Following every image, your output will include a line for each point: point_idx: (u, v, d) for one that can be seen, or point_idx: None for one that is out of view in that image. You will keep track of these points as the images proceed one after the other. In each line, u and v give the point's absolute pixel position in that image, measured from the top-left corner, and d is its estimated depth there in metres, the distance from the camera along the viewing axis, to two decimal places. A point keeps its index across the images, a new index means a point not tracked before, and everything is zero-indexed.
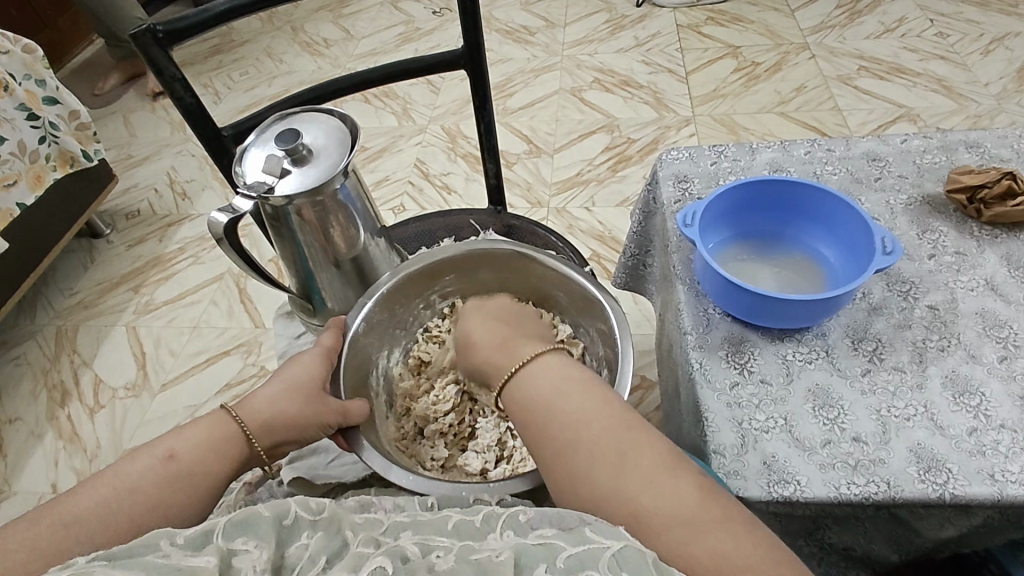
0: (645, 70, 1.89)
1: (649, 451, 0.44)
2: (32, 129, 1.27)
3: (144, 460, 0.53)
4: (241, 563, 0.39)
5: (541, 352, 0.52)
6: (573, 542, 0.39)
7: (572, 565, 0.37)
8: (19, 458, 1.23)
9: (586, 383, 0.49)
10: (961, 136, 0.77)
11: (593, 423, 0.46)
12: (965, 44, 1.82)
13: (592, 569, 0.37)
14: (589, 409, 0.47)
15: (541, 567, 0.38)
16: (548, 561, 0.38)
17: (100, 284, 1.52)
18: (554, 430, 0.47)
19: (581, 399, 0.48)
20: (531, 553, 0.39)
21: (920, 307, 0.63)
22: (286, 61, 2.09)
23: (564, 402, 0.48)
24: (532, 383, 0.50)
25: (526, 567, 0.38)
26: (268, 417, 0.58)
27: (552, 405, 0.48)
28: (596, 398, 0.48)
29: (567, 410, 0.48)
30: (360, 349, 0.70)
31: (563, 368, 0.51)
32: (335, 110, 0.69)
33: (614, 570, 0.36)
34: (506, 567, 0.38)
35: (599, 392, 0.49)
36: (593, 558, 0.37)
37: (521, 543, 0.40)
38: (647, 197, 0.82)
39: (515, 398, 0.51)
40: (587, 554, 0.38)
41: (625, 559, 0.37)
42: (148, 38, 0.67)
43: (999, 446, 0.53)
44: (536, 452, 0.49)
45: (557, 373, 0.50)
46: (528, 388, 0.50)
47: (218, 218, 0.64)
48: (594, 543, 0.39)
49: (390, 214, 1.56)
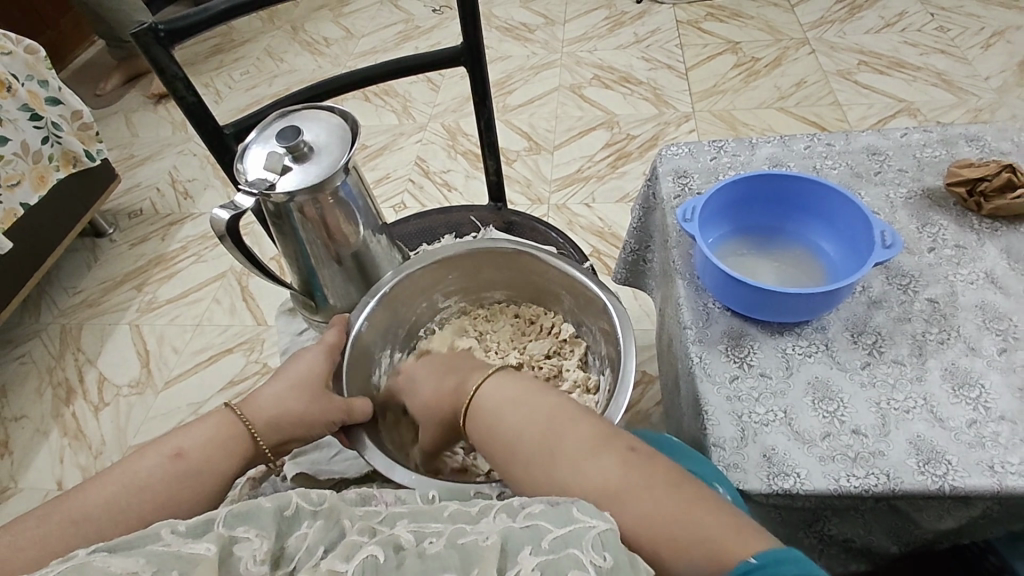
0: (645, 67, 1.89)
1: (578, 438, 0.49)
2: (35, 129, 1.28)
3: (152, 458, 0.53)
4: (242, 552, 0.40)
5: (488, 373, 0.57)
6: (558, 523, 0.40)
7: (556, 546, 0.38)
8: (24, 456, 1.23)
9: (526, 393, 0.54)
10: (960, 129, 0.77)
11: (535, 423, 0.51)
12: (966, 38, 1.82)
13: (575, 548, 0.38)
14: (527, 415, 0.52)
15: (525, 549, 0.38)
16: (532, 543, 0.39)
17: (103, 282, 1.53)
18: (503, 440, 0.52)
19: (523, 408, 0.53)
20: (517, 537, 0.40)
21: (920, 300, 0.63)
22: (287, 60, 2.09)
23: (507, 414, 0.53)
24: (480, 402, 0.55)
25: (511, 552, 0.39)
26: (274, 416, 0.59)
27: (499, 420, 0.53)
28: (534, 405, 0.52)
29: (509, 420, 0.53)
30: (363, 347, 0.70)
31: (504, 383, 0.56)
32: (335, 107, 0.69)
33: (598, 550, 0.37)
34: (492, 552, 0.38)
35: (537, 398, 0.53)
36: (577, 537, 0.38)
37: (508, 526, 0.41)
38: (647, 193, 0.82)
39: (468, 419, 0.56)
40: (571, 534, 0.39)
41: (609, 540, 0.38)
42: (150, 38, 0.67)
43: (999, 437, 0.53)
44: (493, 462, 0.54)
45: (500, 388, 0.55)
46: (478, 407, 0.55)
47: (220, 215, 0.64)
48: (579, 523, 0.39)
49: (390, 212, 1.57)
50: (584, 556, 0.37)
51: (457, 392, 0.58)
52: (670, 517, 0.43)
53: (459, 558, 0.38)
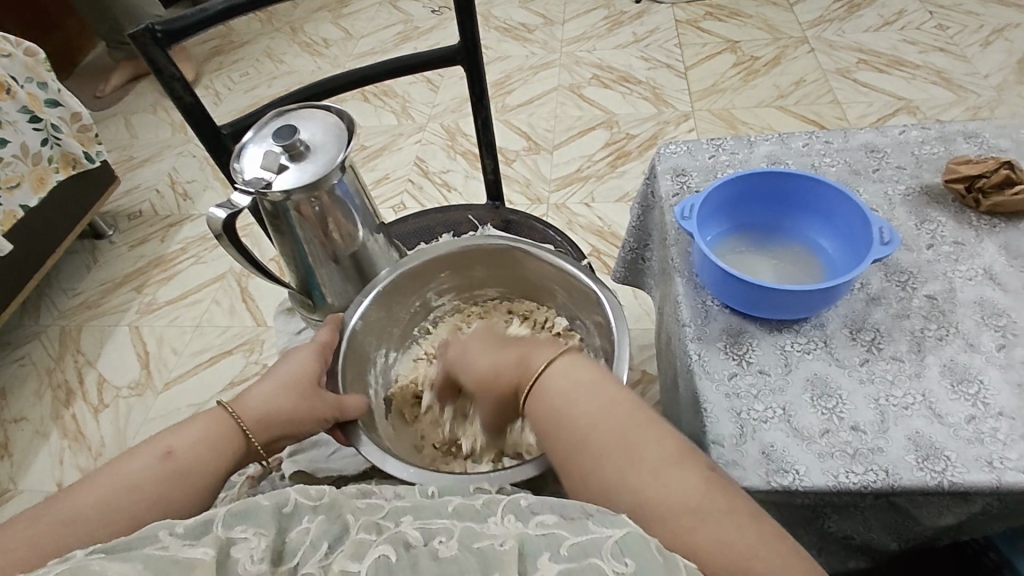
0: (644, 66, 1.89)
1: (659, 446, 0.45)
2: (34, 131, 1.28)
3: (143, 459, 0.53)
4: (239, 553, 0.40)
5: (561, 351, 0.53)
6: (574, 531, 0.39)
7: (575, 554, 0.38)
8: (24, 458, 1.23)
9: (601, 382, 0.50)
10: (959, 126, 0.77)
11: (610, 420, 0.48)
12: (965, 36, 1.82)
13: (595, 557, 0.37)
14: (601, 408, 0.49)
15: (545, 556, 0.38)
16: (550, 549, 0.38)
17: (103, 284, 1.53)
18: (569, 424, 0.49)
19: (599, 397, 0.49)
20: (533, 543, 0.39)
21: (919, 296, 0.63)
22: (286, 61, 2.10)
23: (577, 403, 0.49)
24: (550, 381, 0.52)
25: (531, 557, 0.38)
26: (264, 414, 0.59)
27: (566, 403, 0.50)
28: (610, 395, 0.49)
29: (579, 409, 0.49)
30: (359, 345, 0.70)
31: (578, 367, 0.52)
32: (331, 107, 0.69)
33: (616, 557, 0.37)
34: (511, 556, 0.38)
35: (615, 391, 0.50)
36: (595, 546, 0.38)
37: (523, 533, 0.40)
38: (645, 191, 0.82)
39: (530, 395, 0.52)
40: (589, 543, 0.38)
41: (628, 545, 0.37)
42: (147, 38, 0.67)
43: (997, 433, 0.53)
44: (550, 450, 0.50)
45: (573, 372, 0.52)
46: (546, 385, 0.52)
47: (217, 214, 0.64)
48: (596, 532, 0.39)
49: (390, 212, 1.57)
50: (604, 565, 0.36)
51: (522, 364, 0.54)
52: (754, 549, 0.40)
53: (476, 561, 0.38)
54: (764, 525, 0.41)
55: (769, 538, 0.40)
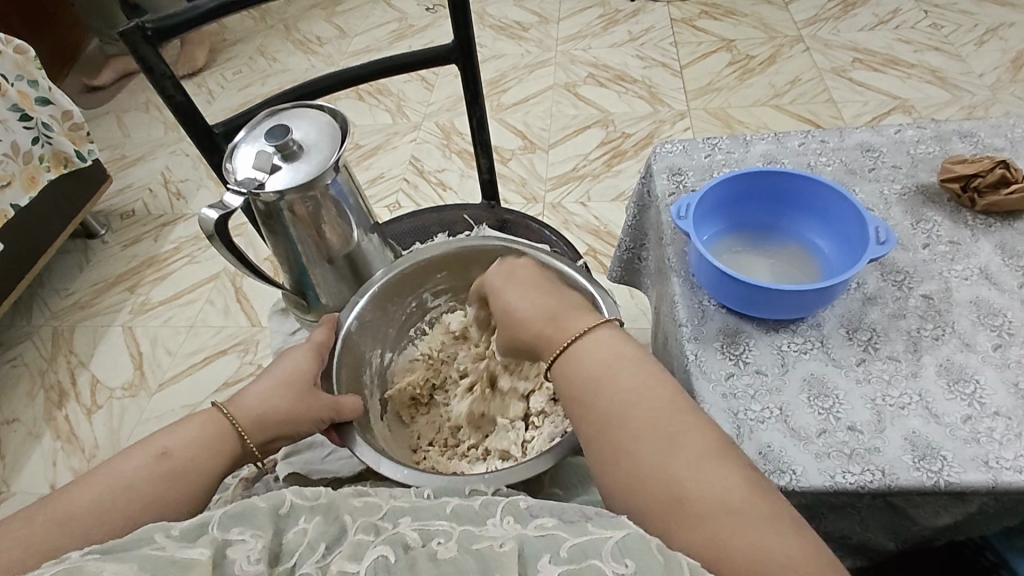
0: (640, 65, 1.89)
1: (700, 438, 0.44)
2: (25, 129, 1.27)
3: (137, 458, 0.53)
4: (236, 553, 0.39)
5: (602, 326, 0.53)
6: (574, 533, 0.39)
7: (576, 555, 0.37)
8: (16, 459, 1.22)
9: (642, 362, 0.50)
10: (955, 125, 0.77)
11: (650, 404, 0.47)
12: (959, 35, 1.82)
13: (595, 558, 0.37)
14: (642, 390, 0.48)
15: (544, 558, 0.38)
16: (550, 551, 0.38)
17: (96, 284, 1.52)
18: (604, 395, 0.48)
19: (640, 375, 0.49)
20: (533, 545, 0.39)
21: (915, 296, 0.63)
22: (280, 59, 2.09)
23: (617, 382, 0.49)
24: (589, 353, 0.51)
25: (530, 560, 0.38)
26: (260, 413, 0.59)
27: (603, 377, 0.49)
28: (650, 376, 0.49)
29: (619, 388, 0.48)
30: (354, 346, 0.70)
31: (620, 344, 0.52)
32: (325, 106, 0.69)
33: (617, 558, 0.37)
34: (510, 557, 0.38)
35: (657, 375, 0.49)
36: (595, 547, 0.37)
37: (523, 534, 0.40)
38: (642, 190, 0.82)
39: (562, 362, 0.52)
40: (589, 544, 0.38)
41: (627, 545, 0.37)
42: (137, 36, 0.66)
43: (993, 433, 0.53)
44: (581, 422, 0.49)
45: (614, 349, 0.51)
46: (585, 356, 0.51)
47: (208, 215, 0.64)
48: (596, 533, 0.39)
49: (385, 212, 1.56)
50: (604, 566, 0.36)
51: (556, 326, 0.54)
52: (789, 552, 0.38)
53: (474, 562, 0.38)
54: (801, 530, 0.40)
55: (806, 544, 0.39)
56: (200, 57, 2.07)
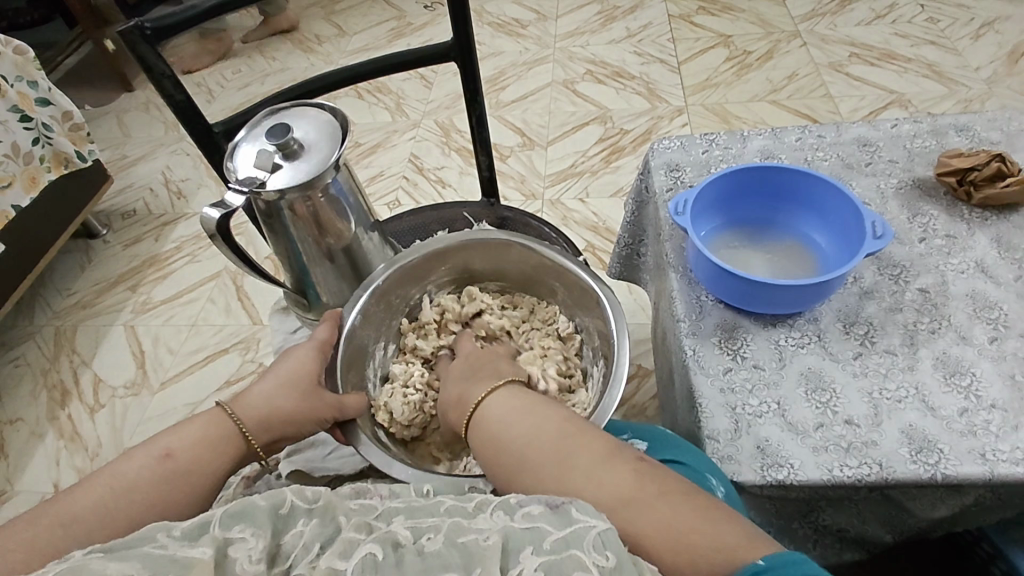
0: (638, 61, 1.89)
1: (590, 450, 0.47)
2: (25, 130, 1.27)
3: (141, 459, 0.53)
4: (237, 553, 0.40)
5: (497, 383, 0.55)
6: (559, 524, 0.39)
7: (558, 547, 0.38)
8: (20, 458, 1.23)
9: (534, 404, 0.52)
10: (951, 119, 0.78)
11: (541, 439, 0.49)
12: (956, 29, 1.82)
13: (576, 549, 0.37)
14: (532, 429, 0.50)
15: (527, 549, 0.38)
16: (534, 543, 0.38)
17: (97, 283, 1.52)
18: (506, 446, 0.50)
19: (531, 419, 0.51)
20: (517, 537, 0.39)
21: (912, 290, 0.63)
22: (279, 58, 2.09)
23: (511, 430, 0.51)
24: (484, 412, 0.54)
25: (513, 551, 0.38)
26: (264, 415, 0.60)
27: (502, 428, 0.51)
28: (541, 415, 0.51)
29: (514, 435, 0.50)
30: (358, 340, 0.71)
31: (511, 393, 0.54)
32: (325, 104, 0.69)
33: (599, 550, 0.37)
34: (493, 550, 0.38)
35: (542, 410, 0.52)
36: (578, 538, 0.38)
37: (508, 526, 0.40)
38: (640, 187, 0.82)
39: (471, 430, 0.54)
40: (572, 535, 0.38)
41: (609, 539, 0.38)
42: (136, 35, 0.66)
43: (990, 425, 0.54)
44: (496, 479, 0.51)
45: (506, 399, 0.54)
46: (485, 415, 0.53)
47: (210, 214, 0.64)
48: (579, 523, 0.39)
49: (384, 210, 1.57)
50: (585, 558, 0.37)
51: (461, 402, 0.56)
52: (682, 521, 0.41)
53: (459, 557, 0.38)
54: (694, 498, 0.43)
55: (696, 508, 0.42)
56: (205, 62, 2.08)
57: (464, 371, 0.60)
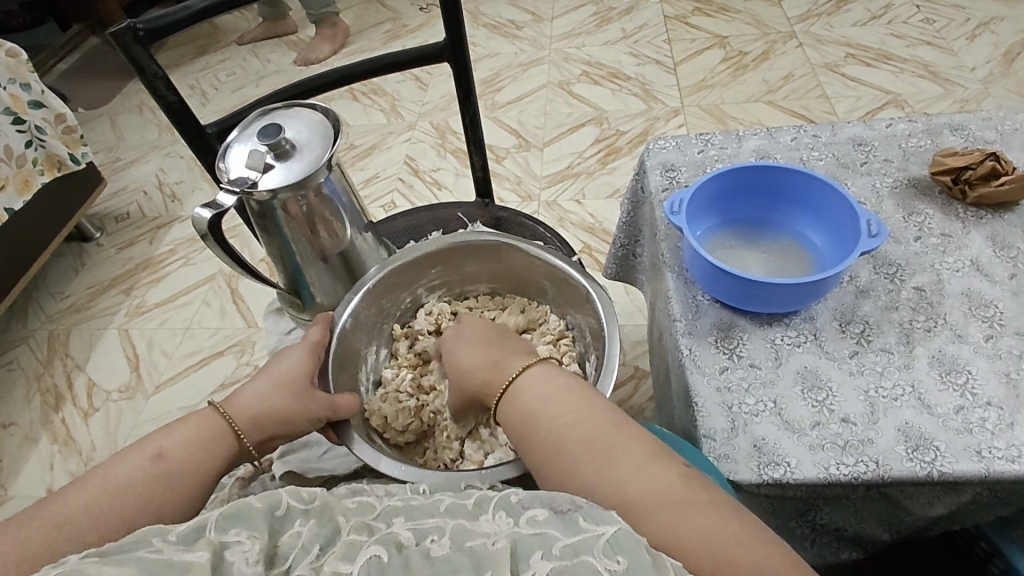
0: (634, 62, 1.89)
1: (636, 446, 0.47)
2: (18, 133, 1.26)
3: (134, 460, 0.53)
4: (233, 555, 0.39)
5: (538, 363, 0.55)
6: (568, 531, 0.39)
7: (568, 552, 0.37)
8: (13, 463, 1.22)
9: (583, 391, 0.52)
10: (945, 119, 0.78)
11: (583, 425, 0.49)
12: (951, 29, 1.83)
13: (586, 555, 0.37)
14: (576, 414, 0.50)
15: (537, 555, 0.38)
16: (543, 549, 0.38)
17: (91, 287, 1.52)
18: (546, 428, 0.50)
19: (578, 403, 0.51)
20: (525, 542, 0.39)
21: (907, 288, 0.63)
22: (274, 60, 2.09)
23: (551, 409, 0.51)
24: (525, 388, 0.54)
25: (523, 557, 0.38)
26: (256, 414, 0.59)
27: (544, 408, 0.51)
28: (588, 401, 0.51)
29: (553, 415, 0.51)
30: (348, 342, 0.70)
31: (560, 376, 0.54)
32: (318, 104, 0.69)
33: (609, 555, 0.37)
34: (503, 555, 0.38)
35: (590, 396, 0.52)
36: (587, 544, 0.38)
37: (515, 531, 0.40)
38: (635, 187, 0.82)
39: (503, 403, 0.55)
40: (580, 542, 0.38)
41: (619, 543, 0.38)
42: (128, 37, 0.66)
43: (986, 423, 0.54)
44: (526, 452, 0.52)
45: (553, 381, 0.53)
46: (524, 391, 0.53)
47: (202, 214, 0.64)
48: (588, 530, 0.39)
49: (379, 211, 1.56)
50: (596, 563, 0.36)
51: (498, 367, 0.57)
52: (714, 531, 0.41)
53: (468, 561, 0.37)
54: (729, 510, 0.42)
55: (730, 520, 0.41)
56: (323, 48, 2.04)
57: (489, 339, 0.62)
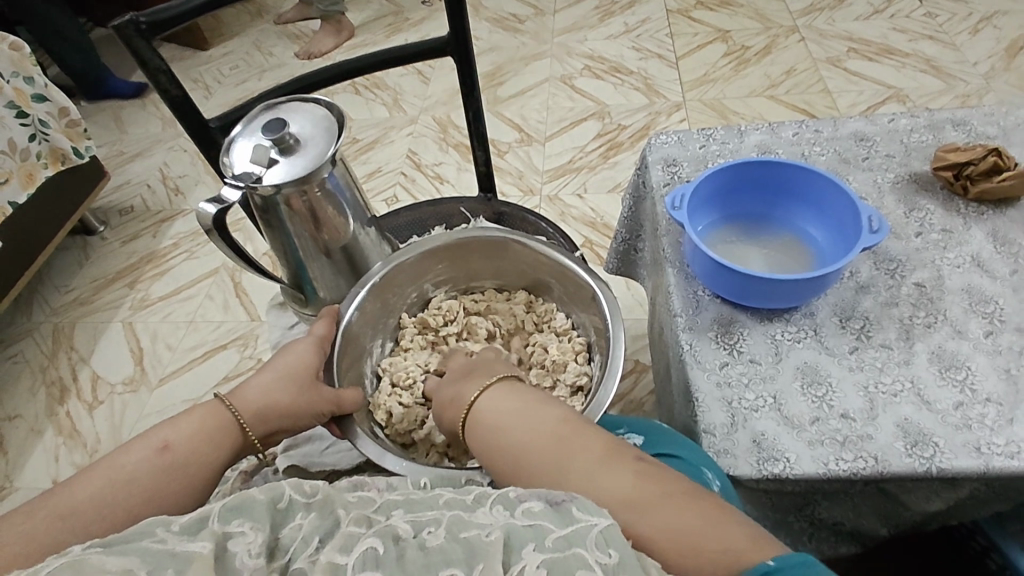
0: (636, 56, 1.88)
1: (586, 452, 0.47)
2: (22, 127, 1.27)
3: (139, 452, 0.53)
4: (236, 547, 0.40)
5: (487, 383, 0.55)
6: (561, 522, 0.39)
7: (561, 544, 0.38)
8: (20, 455, 1.23)
9: (529, 404, 0.52)
10: (948, 114, 0.78)
11: (537, 442, 0.49)
12: (953, 24, 1.82)
13: (579, 547, 0.37)
14: (528, 430, 0.50)
15: (529, 546, 0.38)
16: (536, 540, 0.38)
17: (96, 280, 1.52)
18: (508, 445, 0.50)
19: (533, 417, 0.51)
20: (520, 533, 0.39)
21: (908, 284, 0.63)
22: (276, 53, 2.08)
23: (508, 430, 0.51)
24: (482, 412, 0.54)
25: (516, 547, 0.38)
26: (260, 407, 0.60)
27: (501, 430, 0.51)
28: (538, 415, 0.51)
29: (511, 436, 0.51)
30: (354, 337, 0.71)
31: (509, 392, 0.54)
32: (321, 99, 0.69)
33: (601, 549, 0.37)
34: (498, 546, 0.38)
35: (539, 408, 0.52)
36: (580, 536, 0.38)
37: (510, 522, 0.40)
38: (637, 182, 0.82)
39: (467, 428, 0.54)
40: (574, 533, 0.38)
41: (612, 536, 0.38)
42: (131, 30, 0.66)
43: (985, 418, 0.54)
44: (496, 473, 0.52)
45: (504, 399, 0.53)
46: (481, 416, 0.53)
47: (206, 209, 0.64)
48: (581, 522, 0.39)
49: (382, 205, 1.57)
50: (589, 556, 0.37)
51: (456, 400, 0.56)
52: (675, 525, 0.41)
53: (462, 553, 0.38)
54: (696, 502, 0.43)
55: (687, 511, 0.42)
56: (326, 41, 2.03)
57: (462, 370, 0.60)
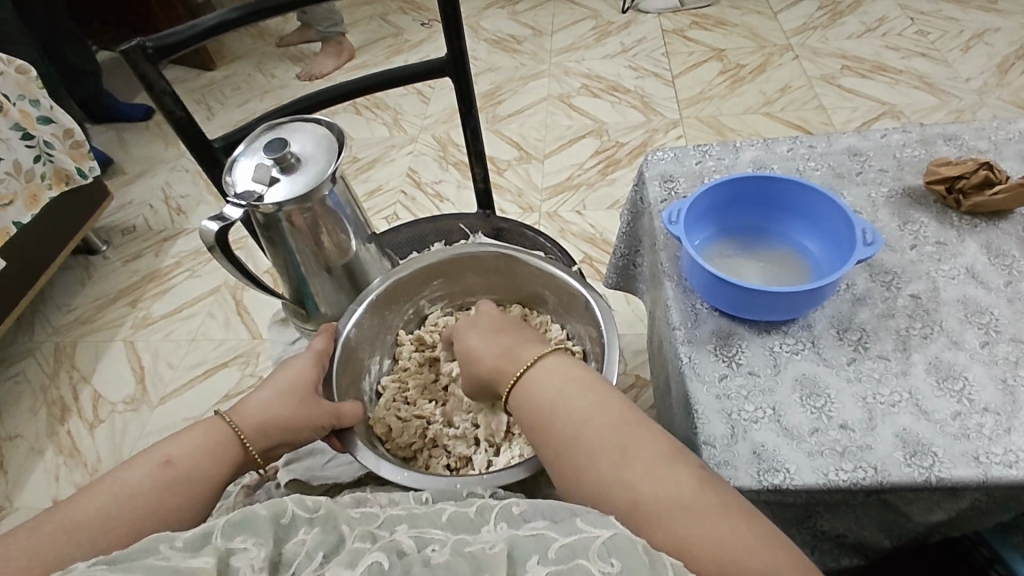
0: (633, 75, 1.91)
1: (650, 448, 0.47)
2: (26, 148, 1.28)
3: (143, 467, 0.54)
4: (239, 562, 0.40)
5: (544, 354, 0.57)
6: (564, 534, 0.40)
7: (564, 555, 0.38)
8: (20, 475, 1.23)
9: (588, 386, 0.53)
10: (939, 129, 0.79)
11: (596, 425, 0.49)
12: (945, 41, 1.85)
13: (582, 558, 0.37)
14: (588, 410, 0.51)
15: (533, 559, 0.38)
16: (540, 552, 0.39)
17: (97, 299, 1.53)
18: (563, 420, 0.51)
19: (594, 403, 0.51)
20: (524, 547, 0.39)
21: (903, 296, 0.64)
22: (278, 75, 2.11)
23: (566, 404, 0.52)
24: (539, 378, 0.55)
25: (520, 561, 0.38)
26: (262, 421, 0.60)
27: (557, 402, 0.53)
28: (600, 399, 0.52)
29: (569, 411, 0.51)
30: (352, 353, 0.71)
31: (573, 368, 0.55)
32: (321, 119, 0.70)
33: (604, 558, 0.37)
34: (502, 560, 0.38)
35: (602, 394, 0.52)
36: (583, 547, 0.38)
37: (514, 537, 0.41)
38: (635, 197, 0.83)
39: (514, 392, 0.56)
40: (577, 544, 0.39)
41: (615, 546, 0.38)
42: (139, 55, 0.68)
43: (983, 428, 0.54)
44: (541, 442, 0.53)
45: (563, 373, 0.55)
46: (535, 384, 0.55)
47: (209, 227, 0.65)
48: (584, 534, 0.39)
49: (382, 223, 1.58)
50: (592, 565, 0.37)
51: (508, 355, 0.58)
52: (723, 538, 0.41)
53: (467, 565, 0.38)
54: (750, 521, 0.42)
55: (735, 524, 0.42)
56: (327, 62, 2.06)
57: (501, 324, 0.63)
